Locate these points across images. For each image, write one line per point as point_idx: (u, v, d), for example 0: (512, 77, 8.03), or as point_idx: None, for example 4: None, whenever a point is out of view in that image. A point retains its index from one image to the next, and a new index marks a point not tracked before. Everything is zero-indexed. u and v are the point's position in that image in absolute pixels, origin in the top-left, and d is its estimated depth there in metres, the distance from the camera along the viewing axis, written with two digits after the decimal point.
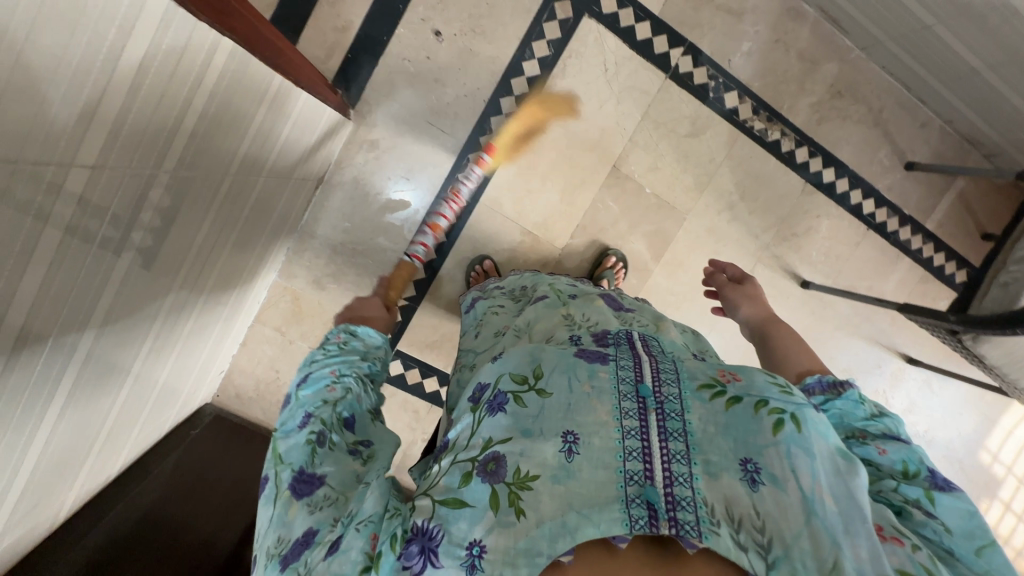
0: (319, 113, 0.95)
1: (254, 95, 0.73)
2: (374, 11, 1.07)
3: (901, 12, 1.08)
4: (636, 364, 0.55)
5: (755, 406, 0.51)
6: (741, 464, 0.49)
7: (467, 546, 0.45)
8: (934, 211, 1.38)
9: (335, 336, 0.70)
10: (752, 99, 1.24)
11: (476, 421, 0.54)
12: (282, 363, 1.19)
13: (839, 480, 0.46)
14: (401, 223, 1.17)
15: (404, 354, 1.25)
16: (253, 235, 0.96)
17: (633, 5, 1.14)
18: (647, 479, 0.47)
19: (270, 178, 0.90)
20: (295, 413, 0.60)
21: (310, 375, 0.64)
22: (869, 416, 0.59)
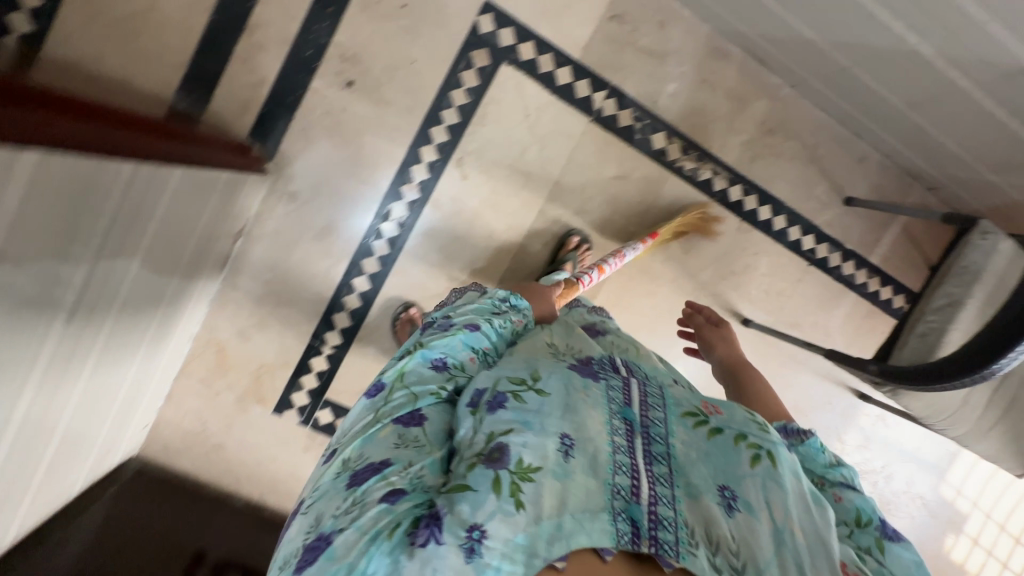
0: (219, 177, 0.93)
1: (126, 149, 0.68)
2: (287, 65, 1.07)
3: (818, 55, 1.07)
4: (626, 385, 0.59)
5: (736, 439, 0.56)
6: (719, 489, 0.53)
7: (469, 528, 0.44)
8: (878, 244, 1.36)
9: (519, 317, 0.69)
10: (680, 139, 1.22)
11: (476, 420, 0.54)
12: (208, 414, 1.19)
13: (808, 515, 0.51)
14: (325, 273, 1.16)
15: (334, 402, 1.23)
16: (158, 272, 0.89)
17: (552, 50, 1.14)
18: (632, 496, 0.50)
19: (169, 227, 0.85)
20: (441, 350, 0.62)
21: (481, 330, 0.64)
22: (830, 464, 0.61)
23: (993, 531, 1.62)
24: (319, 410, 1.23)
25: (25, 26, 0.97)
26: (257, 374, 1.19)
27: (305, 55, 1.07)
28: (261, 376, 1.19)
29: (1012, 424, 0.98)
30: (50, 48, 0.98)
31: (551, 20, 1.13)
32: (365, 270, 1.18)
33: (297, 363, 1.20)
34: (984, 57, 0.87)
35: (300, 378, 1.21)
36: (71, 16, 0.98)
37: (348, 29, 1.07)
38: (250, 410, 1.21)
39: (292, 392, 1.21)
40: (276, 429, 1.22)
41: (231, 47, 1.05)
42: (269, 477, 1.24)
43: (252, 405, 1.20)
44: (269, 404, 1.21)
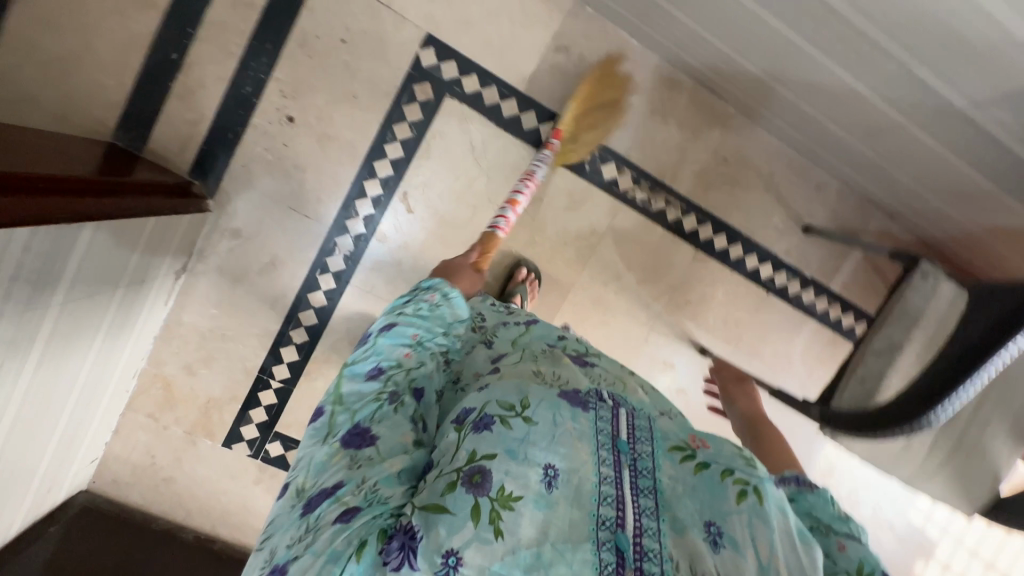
0: (144, 223, 0.91)
1: (47, 201, 0.66)
2: (227, 102, 1.06)
3: (762, 89, 1.08)
4: (614, 416, 0.55)
5: (722, 474, 0.52)
6: (705, 525, 0.49)
7: (444, 554, 0.43)
8: (839, 271, 1.33)
9: (429, 295, 0.75)
10: (631, 169, 1.21)
11: (459, 438, 0.52)
12: (157, 447, 1.19)
13: (795, 555, 0.47)
14: (271, 307, 1.16)
15: (283, 434, 1.22)
16: (89, 315, 0.88)
17: (496, 82, 1.13)
18: (618, 525, 0.47)
19: (93, 272, 0.84)
20: (369, 360, 0.66)
21: (396, 327, 0.69)
22: (838, 515, 0.57)
23: (966, 557, 1.59)
24: (268, 442, 1.22)
25: None
26: (205, 409, 1.19)
27: (244, 91, 1.06)
28: (209, 410, 1.19)
29: (958, 464, 0.97)
30: None
31: (495, 52, 1.11)
32: (312, 303, 1.17)
33: (246, 397, 1.19)
34: (922, 94, 0.86)
35: (249, 412, 1.20)
36: (9, 58, 0.99)
37: (287, 65, 1.06)
38: (199, 443, 1.20)
39: (241, 425, 1.20)
40: (225, 462, 1.22)
41: (169, 85, 1.04)
42: (220, 509, 1.24)
43: (201, 438, 1.20)
44: (218, 437, 1.21)
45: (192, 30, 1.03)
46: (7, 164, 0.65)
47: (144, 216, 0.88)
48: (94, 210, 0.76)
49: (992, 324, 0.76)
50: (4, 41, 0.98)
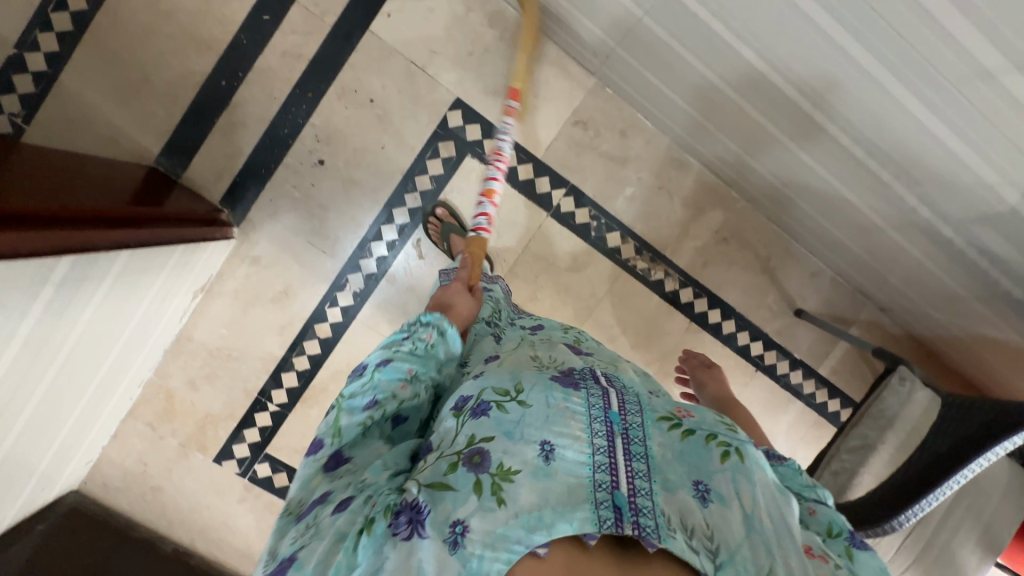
0: (170, 252, 0.96)
1: (85, 238, 0.72)
2: (264, 140, 1.14)
3: (761, 181, 1.16)
4: (604, 394, 0.61)
5: (706, 439, 0.59)
6: (694, 484, 0.56)
7: (451, 523, 0.49)
8: (828, 356, 1.37)
9: (427, 333, 0.69)
10: (634, 240, 1.27)
11: (459, 423, 0.59)
12: (150, 457, 1.23)
13: (772, 502, 0.55)
14: (277, 334, 1.21)
15: (273, 456, 1.26)
16: (113, 327, 0.94)
17: (515, 147, 1.20)
18: (613, 486, 0.52)
19: (123, 290, 0.90)
20: (365, 392, 0.64)
21: (392, 362, 0.65)
22: (806, 484, 0.63)
23: None
24: (257, 463, 1.26)
25: (28, 88, 1.07)
26: (202, 424, 1.23)
27: (281, 132, 1.14)
28: (205, 426, 1.23)
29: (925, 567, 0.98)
30: (48, 107, 1.08)
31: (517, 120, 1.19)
32: (317, 333, 1.22)
33: (242, 417, 1.23)
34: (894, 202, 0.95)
35: (243, 431, 1.24)
36: (70, 82, 1.08)
37: (324, 113, 1.14)
38: (191, 457, 1.24)
39: (233, 443, 1.24)
40: (213, 478, 1.25)
41: (212, 120, 1.12)
42: (201, 524, 1.27)
43: (193, 452, 1.24)
44: (210, 453, 1.25)
45: (241, 74, 1.11)
46: (56, 200, 0.72)
47: (176, 242, 0.95)
48: (131, 238, 0.83)
49: (957, 443, 0.79)
50: (69, 66, 1.08)
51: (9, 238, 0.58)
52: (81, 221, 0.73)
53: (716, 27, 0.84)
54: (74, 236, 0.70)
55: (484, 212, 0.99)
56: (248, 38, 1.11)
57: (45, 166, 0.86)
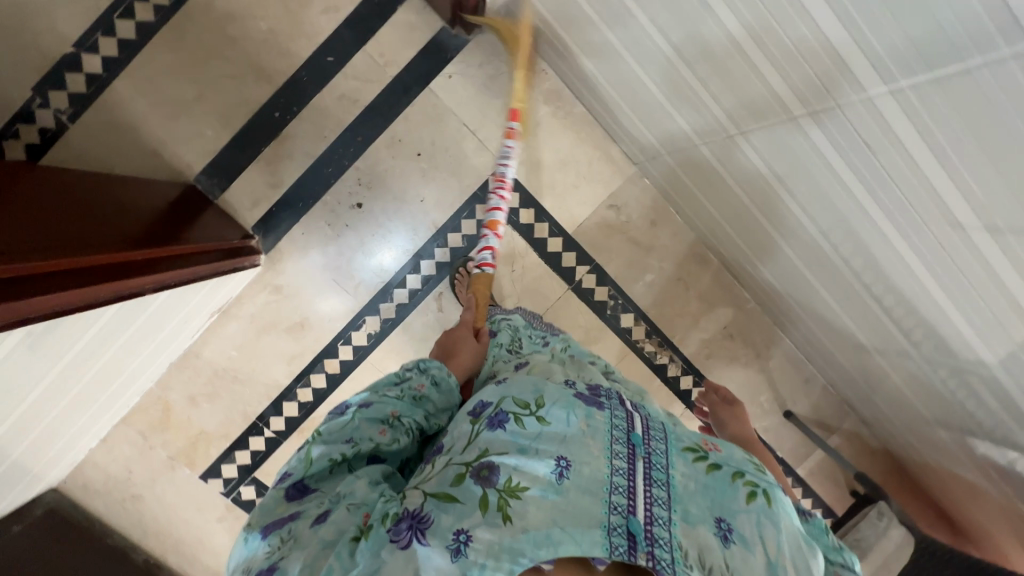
0: (201, 286, 0.99)
1: (136, 284, 0.77)
2: (307, 175, 1.15)
3: (773, 294, 1.22)
4: (628, 416, 0.56)
5: (733, 475, 0.53)
6: (716, 521, 0.50)
7: (454, 532, 0.45)
8: (807, 458, 1.43)
9: (418, 382, 0.65)
10: (646, 323, 1.31)
11: (472, 432, 0.53)
12: (136, 465, 1.22)
13: (799, 554, 0.49)
14: (286, 363, 1.22)
15: (259, 481, 1.26)
16: (143, 343, 1.00)
17: (549, 220, 1.24)
18: (630, 511, 0.48)
19: (157, 316, 0.94)
20: (342, 431, 0.58)
21: (374, 405, 0.61)
22: (832, 547, 0.59)
23: None
24: (243, 485, 1.25)
25: (80, 88, 1.07)
26: (194, 440, 1.23)
27: (325, 170, 1.15)
28: (198, 442, 1.23)
29: None
30: (97, 109, 1.08)
31: (554, 195, 1.23)
32: (325, 368, 1.22)
33: (236, 438, 1.23)
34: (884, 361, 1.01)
35: (234, 453, 1.24)
36: (124, 88, 1.08)
37: (370, 159, 1.16)
38: (178, 470, 1.24)
39: (223, 463, 1.24)
40: (197, 494, 1.25)
41: (260, 148, 1.13)
42: (176, 537, 1.26)
43: (181, 466, 1.23)
44: (198, 469, 1.24)
45: (296, 108, 1.13)
46: (109, 245, 0.76)
47: (212, 276, 0.97)
48: (171, 276, 0.85)
49: None
50: (125, 73, 1.08)
51: (32, 303, 0.57)
52: (127, 268, 0.76)
53: (772, 180, 0.84)
54: (126, 285, 0.75)
55: (489, 248, 1.01)
56: (308, 75, 1.12)
57: (97, 195, 0.89)
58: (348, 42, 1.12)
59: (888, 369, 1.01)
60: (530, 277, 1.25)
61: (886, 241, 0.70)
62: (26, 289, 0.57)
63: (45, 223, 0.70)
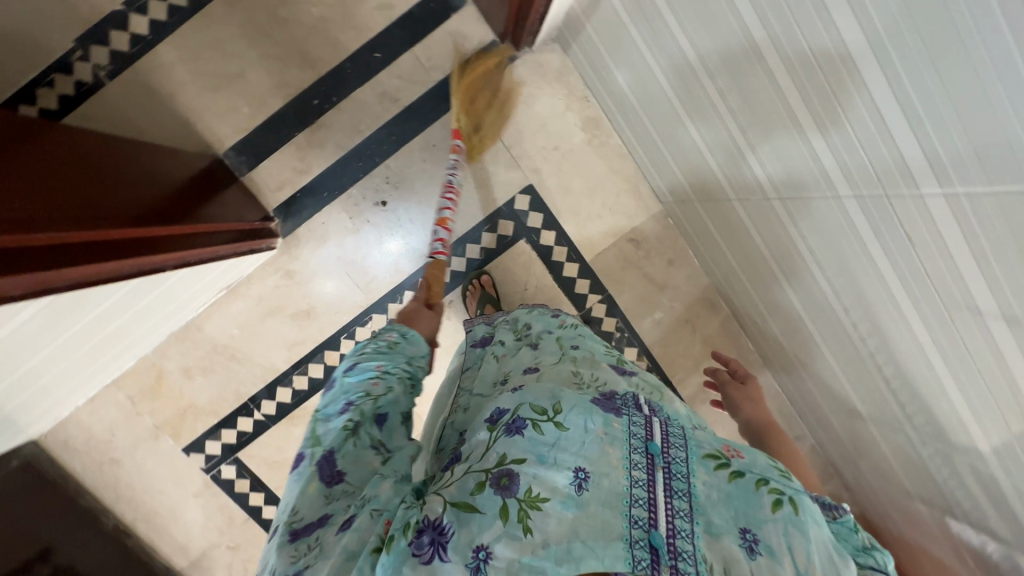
0: (216, 265, 1.00)
1: (155, 260, 0.78)
2: (336, 166, 1.15)
3: (777, 351, 1.22)
4: (647, 423, 0.56)
5: (756, 483, 0.52)
6: (741, 532, 0.49)
7: (475, 548, 0.45)
8: None
9: (388, 333, 0.69)
10: (648, 359, 1.31)
11: (490, 438, 0.53)
12: (120, 429, 1.21)
13: (830, 564, 0.47)
14: (285, 348, 1.21)
15: (241, 461, 1.25)
16: (153, 312, 1.01)
17: (568, 245, 1.24)
18: (651, 524, 0.47)
19: (172, 289, 0.96)
20: (337, 397, 0.61)
21: (358, 364, 0.64)
22: (862, 547, 0.55)
23: None
24: (224, 464, 1.24)
25: (122, 47, 1.06)
26: (182, 412, 1.21)
27: (354, 163, 1.15)
28: (185, 415, 1.22)
29: None
30: (136, 70, 1.07)
31: (577, 221, 1.23)
32: (324, 359, 1.22)
33: (224, 416, 1.22)
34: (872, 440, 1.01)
35: (220, 430, 1.23)
36: (167, 53, 1.07)
37: (401, 159, 1.16)
38: (161, 440, 1.22)
39: (207, 439, 1.23)
40: (177, 465, 1.23)
41: (293, 133, 1.13)
42: (149, 506, 1.25)
43: (165, 436, 1.22)
44: (181, 442, 1.23)
45: (335, 98, 1.12)
46: (135, 218, 0.76)
47: (227, 256, 0.98)
48: (190, 255, 0.86)
49: None
50: (171, 38, 1.07)
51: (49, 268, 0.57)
52: (146, 245, 0.77)
53: (804, 252, 0.84)
54: (143, 260, 0.75)
55: (441, 238, 0.98)
56: (353, 67, 1.12)
57: (125, 160, 0.88)
58: (396, 41, 1.12)
59: (878, 446, 1.02)
60: (541, 298, 1.25)
61: (906, 327, 0.71)
62: (30, 265, 0.56)
63: (79, 193, 0.70)
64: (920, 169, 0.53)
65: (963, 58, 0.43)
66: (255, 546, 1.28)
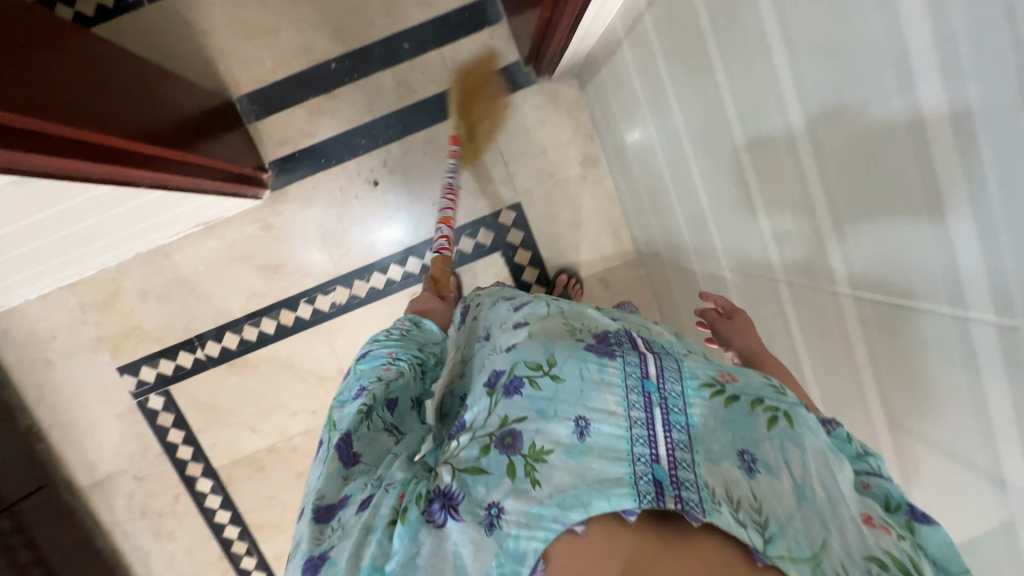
0: (195, 198, 1.02)
1: (131, 176, 0.80)
2: (340, 137, 1.18)
3: None
4: (642, 358, 0.53)
5: (753, 404, 0.51)
6: (738, 454, 0.48)
7: (486, 507, 0.47)
8: None
9: (401, 324, 0.83)
10: None
11: (491, 403, 0.53)
12: (62, 332, 1.21)
13: (828, 471, 0.47)
14: (244, 297, 1.22)
15: (171, 395, 1.25)
16: (129, 224, 1.03)
17: (540, 269, 1.26)
18: (654, 460, 0.47)
19: (149, 205, 0.98)
20: (354, 386, 0.69)
21: (371, 353, 0.74)
22: (858, 454, 0.52)
23: None
24: (154, 393, 1.25)
25: None
26: (127, 332, 1.22)
27: (357, 140, 1.19)
28: (129, 335, 1.22)
29: None
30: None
31: (554, 248, 1.26)
32: (279, 317, 1.23)
33: (167, 347, 1.23)
34: None
35: (159, 359, 1.24)
36: None
37: (403, 147, 1.20)
38: (99, 353, 1.23)
39: (145, 365, 1.23)
40: (108, 382, 1.24)
41: (308, 96, 1.17)
42: (69, 415, 1.24)
43: (103, 351, 1.23)
44: (118, 361, 1.23)
45: (355, 75, 1.17)
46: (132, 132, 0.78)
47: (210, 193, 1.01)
48: (172, 180, 0.89)
49: None
50: None
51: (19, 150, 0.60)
52: (130, 158, 0.79)
53: None
54: (120, 172, 0.77)
55: (445, 235, 1.04)
56: (380, 51, 1.16)
57: (139, 77, 0.89)
58: (428, 37, 1.17)
59: None
60: None
61: None
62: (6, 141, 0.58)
63: (89, 96, 0.72)
64: (834, 256, 0.56)
65: (892, 166, 0.44)
66: (161, 482, 1.28)
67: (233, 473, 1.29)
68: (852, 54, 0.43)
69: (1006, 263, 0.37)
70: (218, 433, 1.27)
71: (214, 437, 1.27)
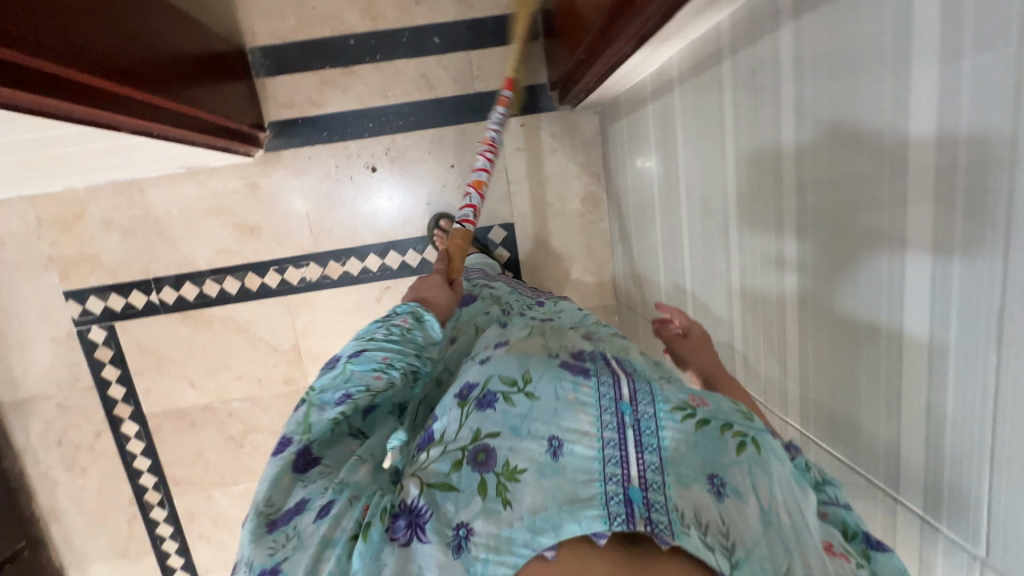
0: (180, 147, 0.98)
1: (114, 119, 0.76)
2: (347, 114, 1.14)
3: None
4: (617, 381, 0.51)
5: (722, 429, 0.48)
6: (708, 478, 0.46)
7: (454, 527, 0.44)
8: None
9: (401, 319, 0.63)
10: None
11: (462, 415, 0.51)
12: (12, 242, 1.15)
13: (793, 499, 0.46)
14: (212, 251, 1.18)
15: (114, 331, 1.20)
16: (108, 154, 0.98)
17: None
18: (625, 481, 0.45)
19: (132, 143, 0.94)
20: (336, 385, 0.56)
21: (365, 352, 0.58)
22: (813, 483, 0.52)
23: None
24: (97, 325, 1.20)
25: None
26: (82, 258, 1.17)
27: (365, 121, 1.15)
28: (84, 261, 1.17)
29: None
30: None
31: (536, 276, 1.25)
32: (244, 280, 1.20)
33: (121, 282, 1.18)
34: None
35: (109, 293, 1.18)
36: None
37: (410, 140, 1.16)
38: (47, 272, 1.17)
39: (93, 295, 1.18)
40: (51, 303, 1.18)
41: (324, 65, 1.12)
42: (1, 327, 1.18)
43: (53, 271, 1.17)
44: (65, 284, 1.18)
45: (377, 57, 1.13)
46: (123, 74, 0.74)
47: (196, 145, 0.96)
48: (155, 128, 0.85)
49: None
50: None
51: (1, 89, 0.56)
52: (113, 101, 0.74)
53: None
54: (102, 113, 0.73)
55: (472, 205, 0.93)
56: (408, 38, 1.13)
57: (144, 8, 0.84)
58: (460, 37, 1.13)
59: None
60: None
61: None
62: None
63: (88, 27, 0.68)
64: (793, 305, 0.61)
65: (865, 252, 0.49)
66: (85, 415, 1.24)
67: (161, 423, 1.25)
68: (857, 106, 0.46)
69: (953, 276, 0.41)
70: (155, 380, 1.23)
71: (149, 383, 1.23)
